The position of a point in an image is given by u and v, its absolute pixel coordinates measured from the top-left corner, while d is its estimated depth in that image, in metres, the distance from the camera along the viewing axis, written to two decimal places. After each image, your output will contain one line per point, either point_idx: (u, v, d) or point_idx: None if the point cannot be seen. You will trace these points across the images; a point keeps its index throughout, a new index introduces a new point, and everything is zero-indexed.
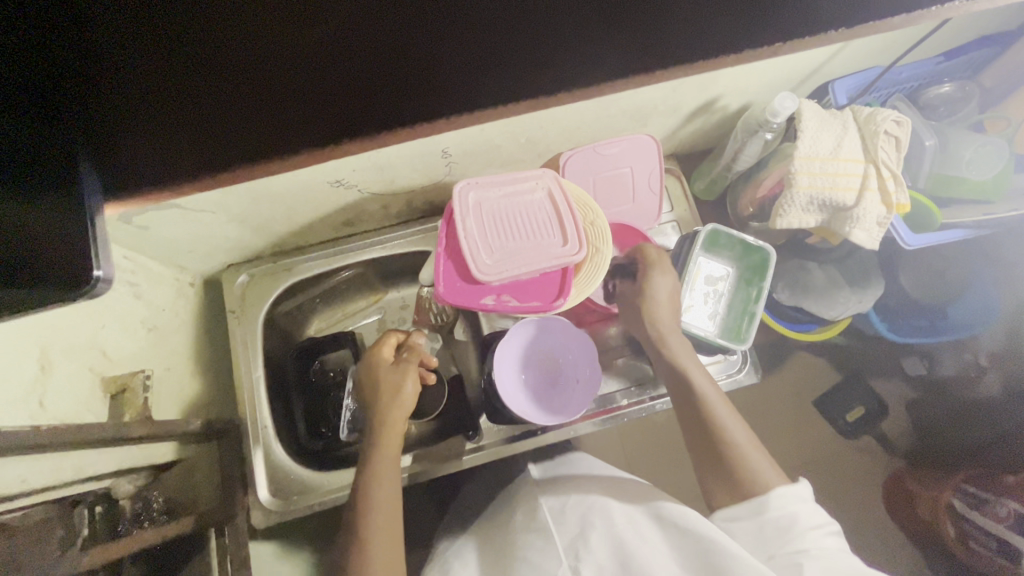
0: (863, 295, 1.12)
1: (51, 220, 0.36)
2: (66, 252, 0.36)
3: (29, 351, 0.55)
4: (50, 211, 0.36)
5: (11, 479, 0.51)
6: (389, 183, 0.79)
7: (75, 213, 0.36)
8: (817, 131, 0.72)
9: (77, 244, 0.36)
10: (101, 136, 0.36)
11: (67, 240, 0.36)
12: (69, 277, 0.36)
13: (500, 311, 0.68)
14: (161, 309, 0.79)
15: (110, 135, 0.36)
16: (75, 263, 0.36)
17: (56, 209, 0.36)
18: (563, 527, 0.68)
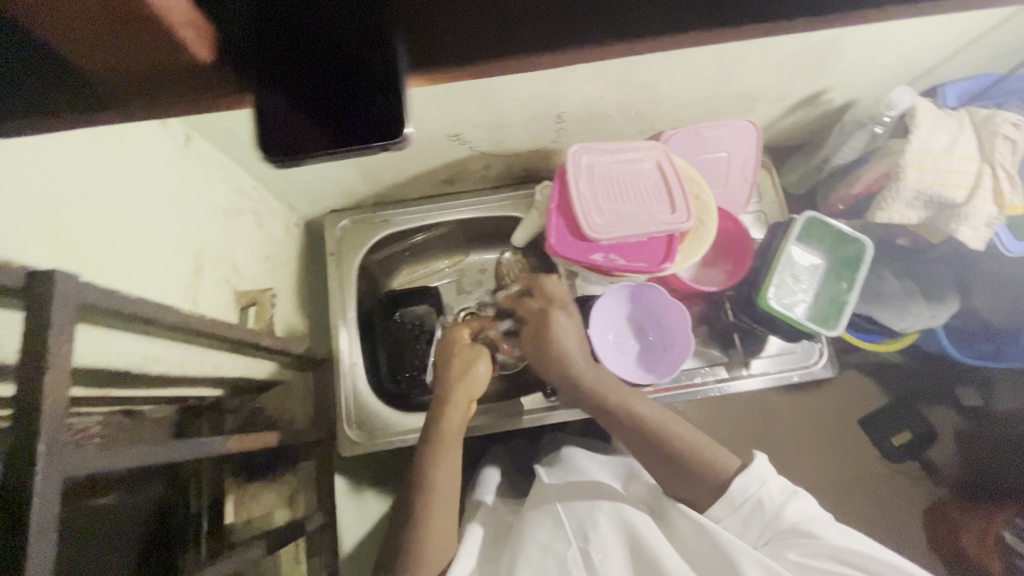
0: (936, 309, 1.08)
1: (340, 107, 0.29)
2: (378, 115, 0.29)
3: (187, 253, 0.60)
4: (335, 102, 0.28)
5: (176, 362, 0.55)
6: (498, 144, 0.83)
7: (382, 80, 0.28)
8: (932, 127, 0.73)
9: (387, 107, 0.29)
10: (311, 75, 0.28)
11: (379, 104, 0.29)
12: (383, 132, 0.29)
13: (608, 268, 0.71)
14: (276, 240, 0.84)
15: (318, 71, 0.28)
16: (385, 124, 0.29)
17: (357, 100, 0.29)
18: (569, 513, 0.68)
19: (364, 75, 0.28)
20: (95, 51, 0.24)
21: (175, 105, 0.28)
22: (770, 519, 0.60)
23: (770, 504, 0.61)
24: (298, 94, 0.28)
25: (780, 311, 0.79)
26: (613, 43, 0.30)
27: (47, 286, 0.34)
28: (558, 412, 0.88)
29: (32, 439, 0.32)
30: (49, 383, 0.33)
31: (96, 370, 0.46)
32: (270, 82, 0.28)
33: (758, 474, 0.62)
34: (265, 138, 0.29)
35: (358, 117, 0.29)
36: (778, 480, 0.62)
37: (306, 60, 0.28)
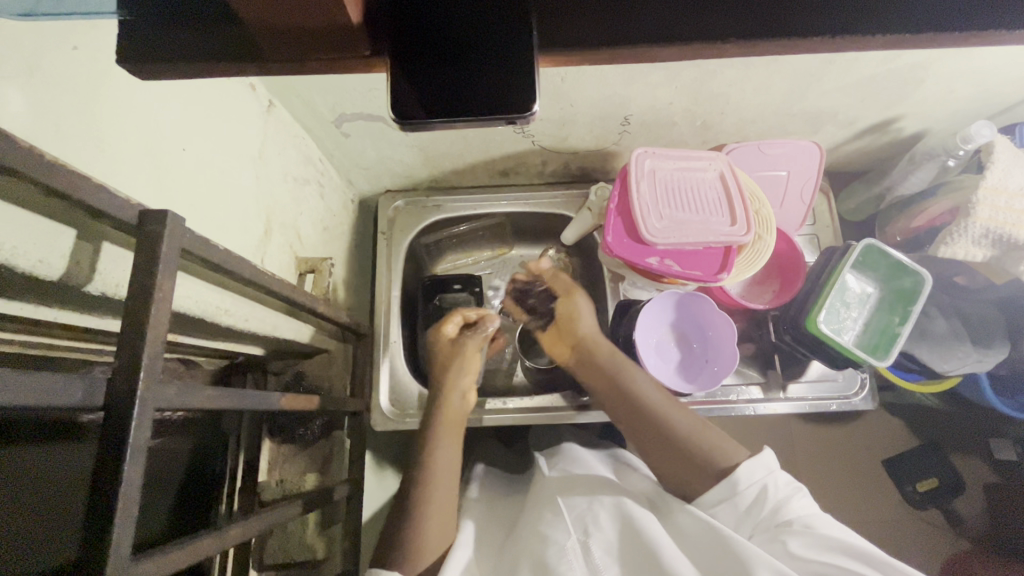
0: (983, 354, 1.03)
1: (472, 79, 0.31)
2: (505, 83, 0.30)
3: (260, 214, 0.62)
4: (467, 76, 0.31)
5: (241, 317, 0.57)
6: (560, 140, 0.84)
7: (513, 55, 0.30)
8: (1010, 165, 0.71)
9: (517, 80, 0.30)
10: (446, 46, 0.30)
11: (506, 71, 0.30)
12: (508, 107, 0.30)
13: (662, 273, 0.72)
14: (334, 213, 0.87)
15: (456, 44, 0.30)
16: (512, 96, 0.30)
17: (485, 71, 0.30)
18: (568, 507, 0.65)
19: (499, 43, 0.30)
20: (266, 11, 0.26)
21: (313, 67, 0.30)
22: (769, 513, 0.57)
23: (772, 497, 0.58)
24: (429, 67, 0.30)
25: (827, 335, 0.78)
26: (728, 40, 0.30)
27: (160, 224, 0.36)
28: (590, 413, 0.88)
29: (131, 365, 0.34)
30: (152, 316, 0.35)
31: (176, 312, 0.48)
32: (405, 53, 0.30)
33: (766, 464, 0.60)
34: (394, 102, 0.31)
35: (484, 89, 0.31)
36: (784, 475, 0.60)
37: (443, 41, 0.30)
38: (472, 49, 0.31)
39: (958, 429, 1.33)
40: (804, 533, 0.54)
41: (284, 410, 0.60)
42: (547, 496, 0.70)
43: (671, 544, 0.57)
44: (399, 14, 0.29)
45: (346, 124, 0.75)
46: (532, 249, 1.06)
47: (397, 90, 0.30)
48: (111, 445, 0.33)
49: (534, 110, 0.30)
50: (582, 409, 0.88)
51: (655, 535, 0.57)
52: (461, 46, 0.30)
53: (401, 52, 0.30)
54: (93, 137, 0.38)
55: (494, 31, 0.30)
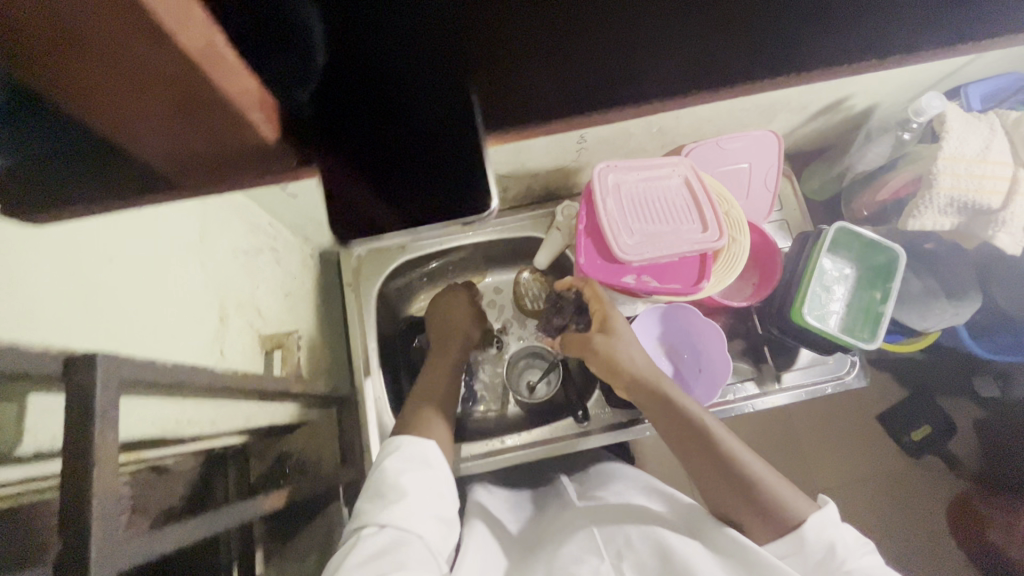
0: (958, 305, 1.05)
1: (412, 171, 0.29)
2: (457, 176, 0.29)
3: (211, 303, 0.58)
4: (411, 166, 0.29)
5: (205, 421, 0.53)
6: (517, 166, 0.81)
7: (463, 149, 0.29)
8: (964, 133, 0.72)
9: (465, 177, 0.29)
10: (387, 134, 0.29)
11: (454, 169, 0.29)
12: (456, 204, 0.29)
13: (640, 291, 0.70)
14: (294, 275, 0.82)
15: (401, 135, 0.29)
16: (462, 191, 0.29)
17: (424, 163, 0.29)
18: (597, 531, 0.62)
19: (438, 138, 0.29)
20: (150, 146, 0.25)
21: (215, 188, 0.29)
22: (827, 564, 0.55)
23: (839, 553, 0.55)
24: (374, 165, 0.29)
25: (811, 324, 0.78)
26: None
27: (89, 374, 0.32)
28: (591, 438, 0.85)
29: (80, 543, 0.30)
30: (95, 479, 0.31)
31: (131, 441, 0.44)
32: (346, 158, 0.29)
33: (829, 521, 0.57)
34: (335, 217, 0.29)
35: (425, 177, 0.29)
36: (849, 533, 0.56)
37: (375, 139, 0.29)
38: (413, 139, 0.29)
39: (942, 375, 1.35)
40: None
41: (270, 510, 0.56)
42: (569, 521, 0.68)
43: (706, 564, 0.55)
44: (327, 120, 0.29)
45: (292, 185, 0.71)
46: (506, 274, 1.03)
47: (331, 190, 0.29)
48: None
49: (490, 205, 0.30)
50: (582, 434, 0.86)
51: (690, 557, 0.55)
52: (405, 134, 0.29)
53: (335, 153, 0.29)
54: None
55: (431, 123, 0.29)
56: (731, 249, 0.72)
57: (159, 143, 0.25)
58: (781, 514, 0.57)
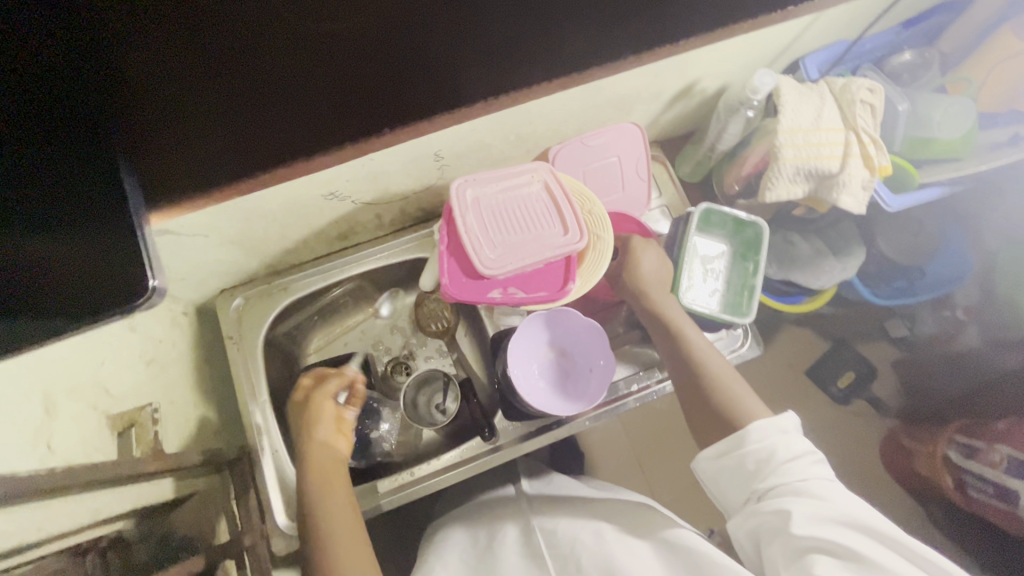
0: (846, 262, 1.11)
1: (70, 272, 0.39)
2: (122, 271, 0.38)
3: (30, 397, 0.52)
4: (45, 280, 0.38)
5: (27, 526, 0.48)
6: (381, 191, 0.78)
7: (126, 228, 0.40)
8: (797, 104, 0.74)
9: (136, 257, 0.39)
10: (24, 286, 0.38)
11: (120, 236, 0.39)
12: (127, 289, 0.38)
13: (507, 302, 0.70)
14: (158, 341, 0.76)
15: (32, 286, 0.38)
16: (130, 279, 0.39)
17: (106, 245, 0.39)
18: (551, 544, 0.67)
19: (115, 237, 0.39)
20: None
21: None
22: (775, 469, 0.61)
23: (784, 456, 0.62)
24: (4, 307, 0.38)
25: (692, 307, 0.80)
26: None
27: None
28: (502, 454, 0.84)
29: None
30: None
31: None
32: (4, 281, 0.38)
33: (782, 426, 0.64)
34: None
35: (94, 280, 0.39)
36: (800, 441, 0.63)
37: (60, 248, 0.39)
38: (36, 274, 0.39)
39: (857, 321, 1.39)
40: (812, 502, 0.57)
41: None
42: (526, 529, 0.73)
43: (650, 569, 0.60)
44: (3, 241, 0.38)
45: None
46: (404, 298, 1.00)
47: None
48: None
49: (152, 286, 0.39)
50: (493, 452, 0.84)
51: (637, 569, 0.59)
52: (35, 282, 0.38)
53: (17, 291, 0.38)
54: None
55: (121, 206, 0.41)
56: (597, 249, 0.73)
57: None
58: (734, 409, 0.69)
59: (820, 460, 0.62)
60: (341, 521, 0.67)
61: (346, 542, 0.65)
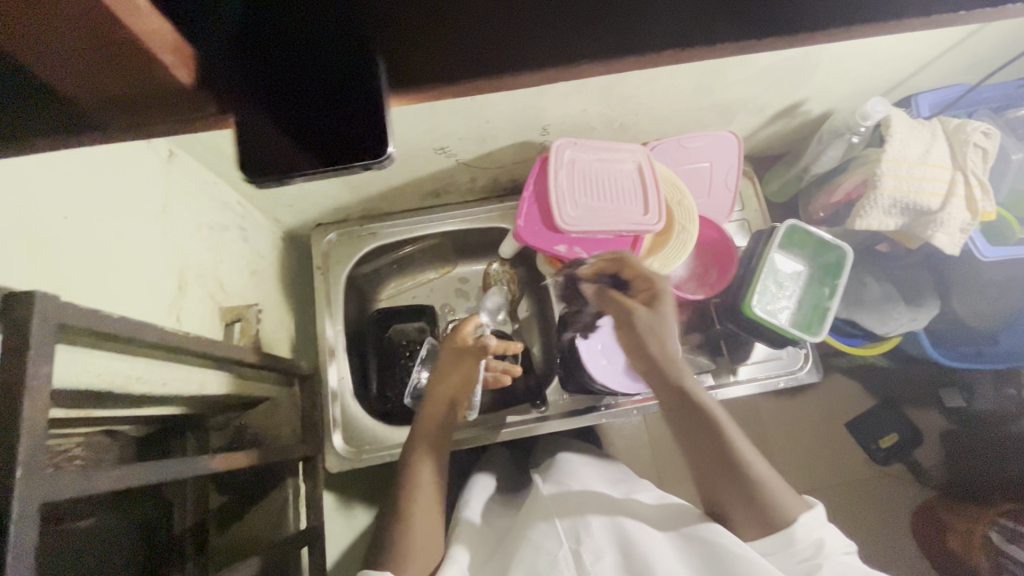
0: (917, 313, 1.02)
1: (315, 113, 0.28)
2: (365, 125, 0.27)
3: (169, 271, 0.60)
4: (269, 116, 0.27)
5: (159, 381, 0.55)
6: (483, 155, 0.83)
7: (369, 78, 0.27)
8: (906, 137, 0.75)
9: (376, 115, 0.27)
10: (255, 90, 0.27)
11: (359, 106, 0.28)
12: (367, 148, 0.27)
13: (569, 259, 0.75)
14: (261, 255, 0.83)
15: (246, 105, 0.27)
16: (368, 137, 0.27)
17: (346, 105, 0.28)
18: (563, 518, 0.64)
19: (350, 83, 0.28)
20: (67, 65, 0.23)
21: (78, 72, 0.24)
22: (823, 559, 0.55)
23: (828, 549, 0.55)
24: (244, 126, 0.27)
25: (759, 317, 0.81)
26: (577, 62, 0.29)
27: (26, 308, 0.34)
28: (549, 423, 0.87)
29: (8, 463, 0.32)
30: (27, 406, 0.33)
31: (77, 389, 0.45)
32: (261, 96, 0.27)
33: (819, 517, 0.58)
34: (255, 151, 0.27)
35: (338, 131, 0.28)
36: (836, 534, 0.58)
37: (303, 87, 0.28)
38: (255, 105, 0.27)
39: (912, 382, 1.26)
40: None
41: (219, 470, 0.57)
42: (537, 508, 0.68)
43: (665, 559, 0.57)
44: (242, 74, 0.27)
45: None
46: (476, 264, 1.05)
47: (256, 164, 0.28)
48: None
49: (390, 152, 0.28)
50: (541, 420, 0.88)
51: (649, 552, 0.57)
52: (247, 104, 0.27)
53: (265, 125, 0.27)
54: None
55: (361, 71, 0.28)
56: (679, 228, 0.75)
57: (83, 69, 0.24)
58: (771, 515, 0.58)
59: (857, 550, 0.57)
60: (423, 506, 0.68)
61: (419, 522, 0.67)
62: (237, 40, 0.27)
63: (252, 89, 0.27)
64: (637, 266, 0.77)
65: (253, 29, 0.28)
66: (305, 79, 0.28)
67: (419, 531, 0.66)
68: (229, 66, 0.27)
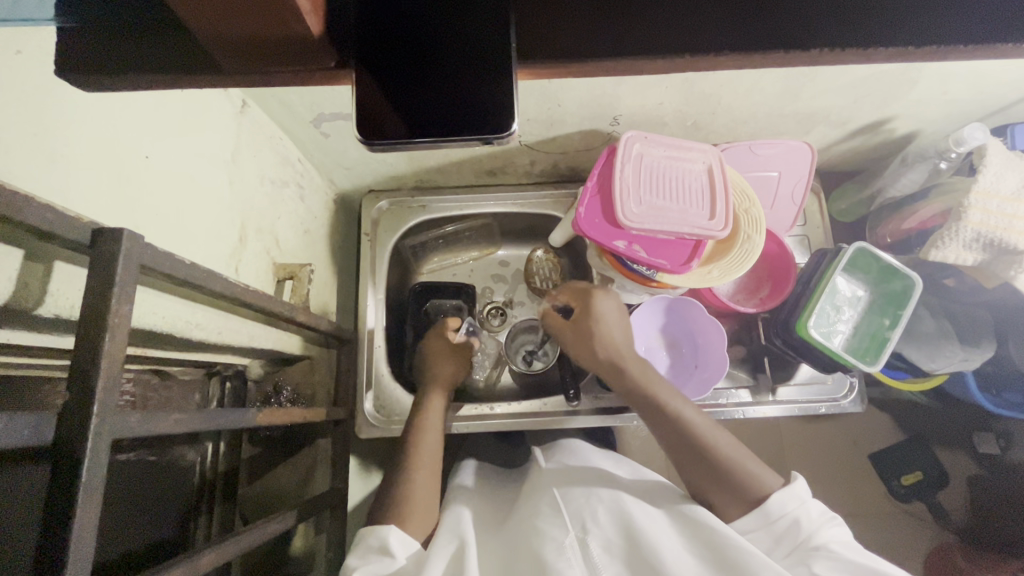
0: (970, 353, 0.95)
1: (444, 90, 0.32)
2: (487, 98, 0.32)
3: (233, 221, 0.60)
4: (402, 83, 0.32)
5: (214, 331, 0.56)
6: (547, 138, 0.81)
7: (498, 54, 0.31)
8: (1002, 168, 0.70)
9: (498, 91, 0.31)
10: (384, 56, 0.32)
11: (488, 79, 0.31)
12: (489, 119, 0.31)
13: (629, 256, 0.71)
14: (315, 215, 0.83)
15: (385, 66, 0.32)
16: (492, 109, 0.32)
17: (476, 78, 0.32)
18: (566, 503, 0.62)
19: (490, 55, 0.31)
20: (215, 23, 0.26)
21: (235, 24, 0.26)
22: (802, 538, 0.56)
23: (805, 525, 0.56)
24: (388, 86, 0.32)
25: (816, 339, 0.77)
26: (707, 50, 0.32)
27: (114, 243, 0.34)
28: (578, 418, 0.86)
29: (86, 398, 0.32)
30: (108, 341, 0.33)
31: (143, 329, 0.46)
32: (396, 66, 0.32)
33: (798, 495, 0.58)
34: (374, 110, 0.32)
35: (466, 103, 0.32)
36: (817, 505, 0.58)
37: (439, 55, 0.32)
38: (390, 71, 0.32)
39: (943, 421, 1.18)
40: (842, 564, 0.51)
41: (261, 425, 0.57)
42: (543, 489, 0.67)
43: (669, 546, 0.55)
44: (373, 41, 0.32)
45: (324, 125, 0.72)
46: (520, 249, 1.03)
47: (383, 120, 0.32)
48: (62, 479, 0.31)
49: (512, 129, 0.31)
50: (571, 413, 0.86)
51: (656, 540, 0.54)
52: (383, 66, 0.32)
53: (400, 90, 0.32)
54: (38, 148, 0.36)
55: (491, 42, 0.31)
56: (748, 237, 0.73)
57: (226, 26, 0.27)
58: (746, 488, 0.59)
59: (841, 524, 0.57)
60: (427, 452, 0.70)
61: (421, 471, 0.68)
62: (377, 18, 0.31)
63: (388, 58, 0.32)
64: (695, 274, 0.74)
65: (384, 11, 0.31)
66: (445, 48, 0.32)
67: (424, 476, 0.67)
68: (363, 36, 0.31)
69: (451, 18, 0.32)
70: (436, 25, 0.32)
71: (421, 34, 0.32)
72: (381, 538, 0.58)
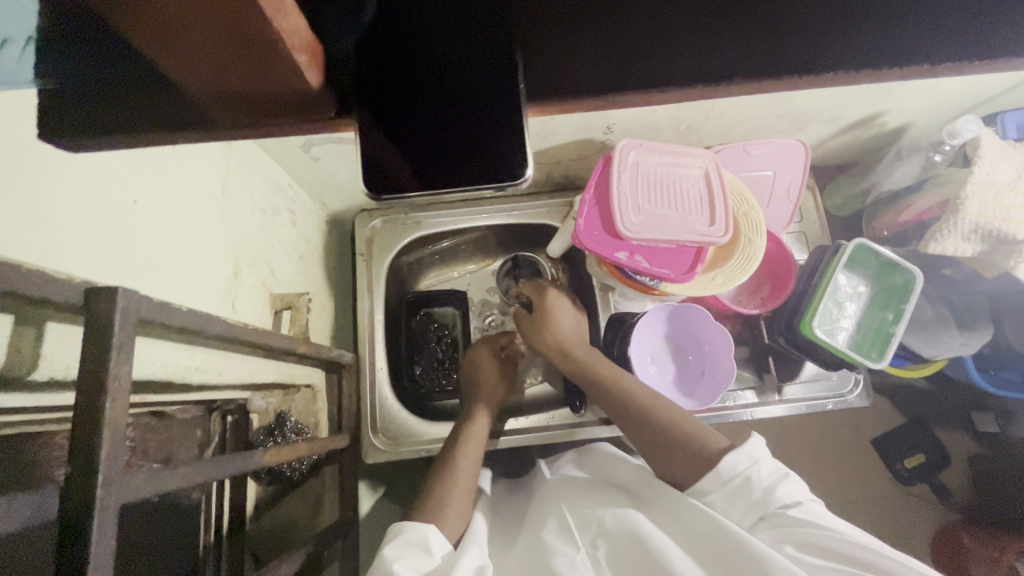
0: (968, 338, 0.95)
1: (455, 152, 0.39)
2: (499, 153, 0.38)
3: (227, 256, 0.58)
4: (417, 147, 0.39)
5: (213, 371, 0.54)
6: (541, 149, 0.80)
7: (508, 120, 0.38)
8: (997, 159, 0.70)
9: (509, 150, 0.39)
10: (398, 125, 0.39)
11: (499, 137, 0.38)
12: (502, 166, 0.39)
13: (631, 267, 0.70)
14: (308, 239, 0.82)
15: (400, 134, 0.39)
16: (502, 162, 0.39)
17: (485, 139, 0.38)
18: (575, 518, 0.60)
19: (498, 120, 0.38)
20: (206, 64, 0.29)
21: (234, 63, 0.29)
22: (759, 499, 0.56)
23: (757, 484, 0.56)
24: (403, 148, 0.39)
25: (821, 338, 0.77)
26: None
27: (110, 304, 0.32)
28: (586, 429, 0.85)
29: (88, 467, 0.30)
30: (108, 406, 0.31)
31: (142, 379, 0.45)
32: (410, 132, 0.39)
33: (750, 453, 0.58)
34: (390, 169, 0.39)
35: (479, 157, 0.39)
36: (770, 462, 0.58)
37: (453, 124, 0.39)
38: (406, 136, 0.39)
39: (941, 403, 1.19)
40: (803, 531, 0.51)
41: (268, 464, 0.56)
42: (550, 504, 0.66)
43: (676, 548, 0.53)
44: (387, 113, 0.38)
45: (313, 149, 0.71)
46: None
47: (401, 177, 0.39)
48: (66, 553, 0.29)
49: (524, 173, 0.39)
50: (579, 424, 0.86)
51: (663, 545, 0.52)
52: (399, 133, 0.39)
53: (414, 151, 0.39)
54: (24, 207, 0.34)
55: (500, 111, 0.38)
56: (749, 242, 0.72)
57: (219, 72, 0.30)
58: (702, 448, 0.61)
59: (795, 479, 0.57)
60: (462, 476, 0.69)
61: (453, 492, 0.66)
62: (395, 98, 0.38)
63: (407, 130, 0.39)
64: (697, 281, 0.74)
65: (403, 93, 0.38)
66: (457, 117, 0.38)
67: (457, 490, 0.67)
68: (381, 108, 0.38)
69: (463, 92, 0.38)
70: (449, 99, 0.38)
71: (433, 108, 0.38)
72: (422, 535, 0.57)
